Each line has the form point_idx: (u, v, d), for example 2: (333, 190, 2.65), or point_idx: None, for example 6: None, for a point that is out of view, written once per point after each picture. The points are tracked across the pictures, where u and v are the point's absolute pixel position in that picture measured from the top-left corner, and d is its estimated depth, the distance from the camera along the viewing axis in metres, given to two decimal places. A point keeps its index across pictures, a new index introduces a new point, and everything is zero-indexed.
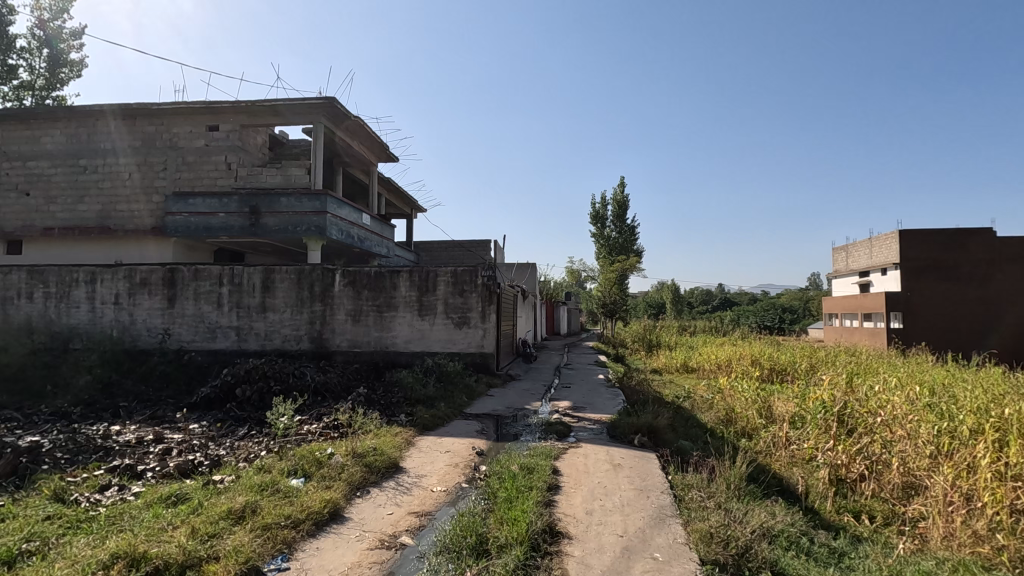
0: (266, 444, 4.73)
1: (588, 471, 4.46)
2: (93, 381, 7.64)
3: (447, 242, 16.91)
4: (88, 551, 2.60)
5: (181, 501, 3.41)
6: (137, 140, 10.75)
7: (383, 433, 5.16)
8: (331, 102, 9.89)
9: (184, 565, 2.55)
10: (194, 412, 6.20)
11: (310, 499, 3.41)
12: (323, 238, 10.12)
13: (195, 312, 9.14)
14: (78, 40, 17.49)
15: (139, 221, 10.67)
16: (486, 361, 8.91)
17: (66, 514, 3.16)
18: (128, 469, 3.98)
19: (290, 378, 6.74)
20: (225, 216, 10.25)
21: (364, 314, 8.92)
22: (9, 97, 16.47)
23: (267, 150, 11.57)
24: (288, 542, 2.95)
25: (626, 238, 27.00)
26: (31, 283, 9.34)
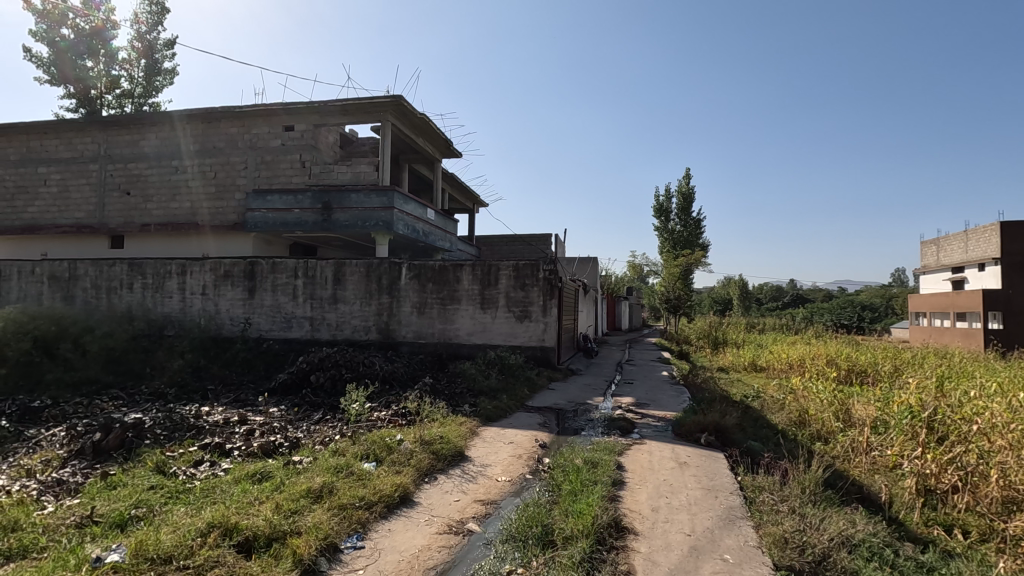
0: (340, 429, 4.97)
1: (652, 468, 4.39)
2: (185, 365, 8.28)
3: (509, 236, 17.04)
4: (187, 519, 2.83)
5: (265, 478, 3.66)
6: (221, 141, 11.50)
7: (448, 422, 5.30)
8: (397, 100, 10.15)
9: (270, 538, 2.73)
10: (273, 397, 6.59)
11: (382, 482, 3.55)
12: (390, 233, 10.44)
13: (272, 302, 9.70)
14: (171, 50, 18.90)
15: (223, 218, 11.44)
16: (547, 355, 8.93)
17: (167, 485, 3.46)
18: (217, 447, 4.30)
19: (361, 367, 7.01)
20: (299, 212, 10.77)
21: (429, 307, 9.16)
22: (112, 105, 18.06)
23: (338, 148, 12.06)
24: (363, 522, 3.10)
25: (691, 231, 26.20)
26: (131, 275, 10.23)
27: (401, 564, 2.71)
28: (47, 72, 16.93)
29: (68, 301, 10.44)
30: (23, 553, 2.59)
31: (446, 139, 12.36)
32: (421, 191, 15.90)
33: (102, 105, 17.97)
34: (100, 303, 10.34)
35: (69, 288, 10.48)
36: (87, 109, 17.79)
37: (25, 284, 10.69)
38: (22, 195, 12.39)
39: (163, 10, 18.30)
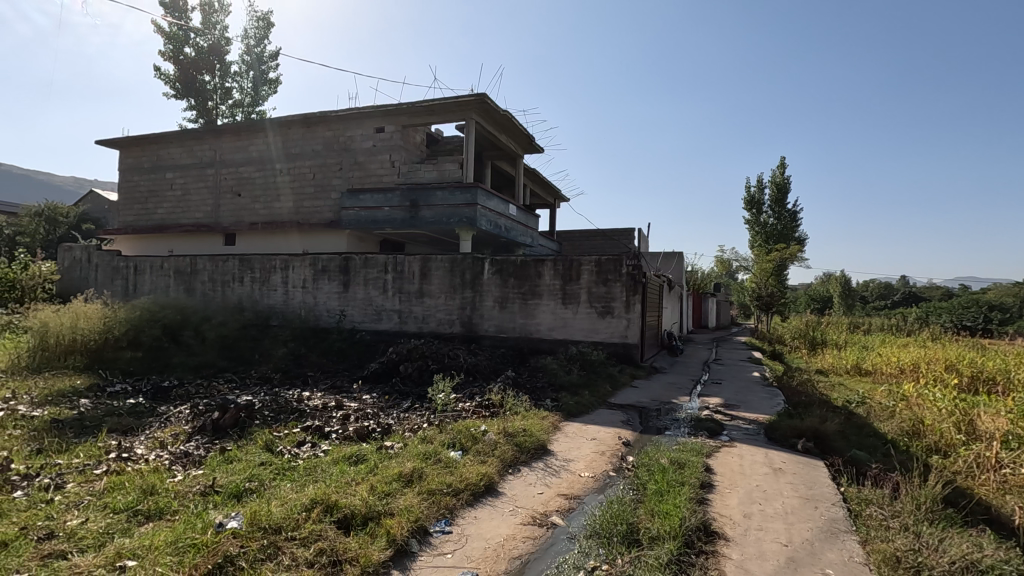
0: (428, 417, 5.16)
1: (743, 473, 4.18)
2: (288, 353, 8.95)
3: (590, 231, 16.86)
4: (293, 494, 3.07)
5: (360, 461, 3.88)
6: (318, 144, 12.27)
7: (531, 415, 5.34)
8: (481, 98, 10.32)
9: (366, 517, 2.90)
10: (366, 384, 6.97)
11: (468, 471, 3.65)
12: (473, 229, 10.67)
13: (364, 296, 10.25)
14: (275, 61, 20.39)
15: (321, 216, 12.21)
16: (630, 352, 8.75)
17: (276, 462, 3.76)
18: (318, 430, 4.63)
19: (446, 359, 7.24)
20: (389, 210, 11.26)
21: (511, 301, 9.27)
22: (226, 115, 19.83)
23: (425, 147, 12.47)
24: (450, 508, 3.20)
25: (786, 224, 24.60)
26: (242, 270, 11.20)
27: (487, 551, 2.77)
28: (172, 86, 18.82)
29: (190, 293, 11.61)
30: (159, 514, 2.93)
31: (528, 134, 12.42)
32: (503, 187, 16.11)
33: (218, 114, 19.67)
34: (216, 294, 11.42)
35: (190, 280, 11.66)
36: (205, 119, 19.50)
37: (155, 277, 12.02)
38: (153, 199, 13.95)
39: (268, 24, 19.80)
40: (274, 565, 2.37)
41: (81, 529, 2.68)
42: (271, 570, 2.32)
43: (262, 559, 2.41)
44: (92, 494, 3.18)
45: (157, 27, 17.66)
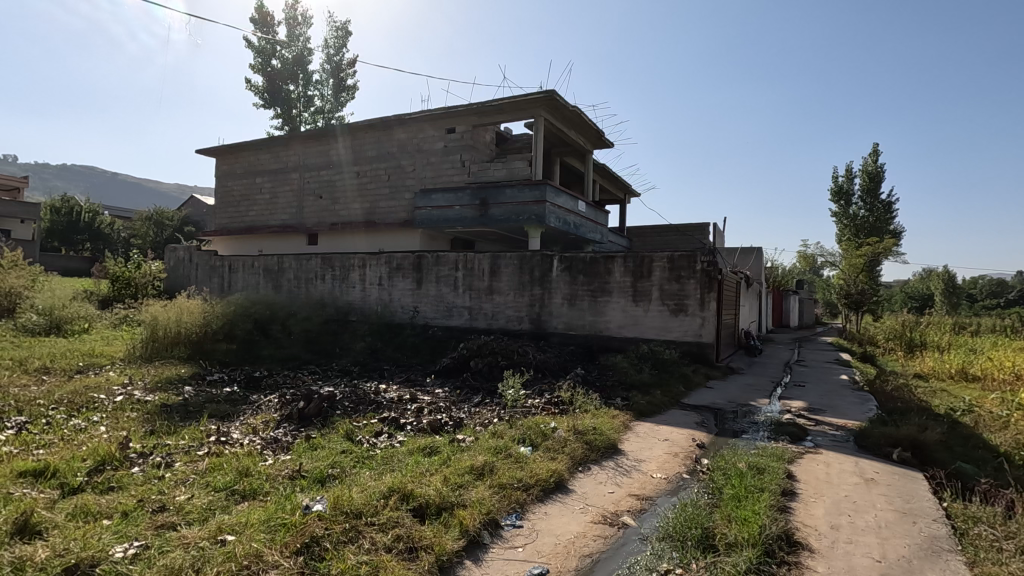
0: (498, 412, 5.24)
1: (830, 482, 3.93)
2: (365, 347, 9.37)
3: (662, 227, 16.40)
4: (372, 482, 3.22)
5: (434, 452, 4.01)
6: (393, 146, 12.72)
7: (601, 414, 5.28)
8: (549, 95, 10.30)
9: (440, 507, 2.99)
10: (438, 379, 7.18)
11: (539, 467, 3.67)
12: (542, 226, 10.67)
13: (436, 293, 10.53)
14: (353, 68, 21.35)
15: (395, 216, 12.67)
16: (704, 351, 8.44)
17: (356, 451, 3.96)
18: (394, 421, 4.82)
19: (515, 355, 7.31)
20: (459, 209, 11.50)
21: (580, 298, 9.20)
22: (309, 121, 21.00)
23: (494, 146, 12.62)
24: (521, 502, 3.24)
25: (878, 215, 22.80)
26: (324, 268, 11.83)
27: (558, 547, 2.78)
28: (261, 97, 20.15)
29: (277, 289, 12.43)
30: (253, 494, 3.17)
31: (597, 129, 12.25)
32: (572, 183, 16.01)
33: (301, 121, 20.84)
34: (300, 291, 12.14)
35: (278, 278, 12.46)
36: (290, 126, 20.69)
37: (247, 274, 12.96)
38: (245, 202, 15.03)
39: (346, 33, 20.77)
40: (355, 547, 2.50)
41: (187, 504, 2.95)
42: (352, 552, 2.44)
43: (345, 541, 2.54)
44: (196, 472, 3.49)
45: (248, 42, 18.99)
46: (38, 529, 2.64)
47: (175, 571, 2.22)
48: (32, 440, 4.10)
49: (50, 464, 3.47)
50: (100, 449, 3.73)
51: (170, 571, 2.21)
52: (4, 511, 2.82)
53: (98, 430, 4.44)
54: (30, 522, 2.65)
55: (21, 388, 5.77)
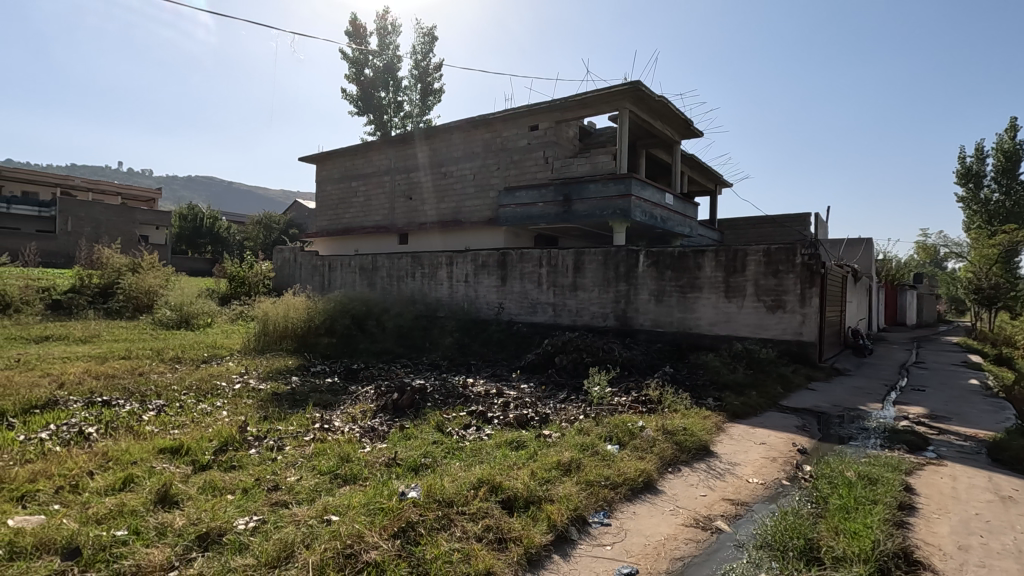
0: (584, 409, 5.22)
1: (958, 498, 3.53)
2: (453, 342, 9.67)
3: (757, 218, 15.49)
4: (461, 472, 3.33)
5: (521, 447, 4.07)
6: (478, 146, 12.99)
7: (692, 414, 5.10)
8: (634, 86, 10.03)
9: (528, 500, 3.03)
10: (523, 374, 7.27)
11: (626, 466, 3.62)
12: (627, 220, 10.45)
13: (521, 289, 10.65)
14: (439, 72, 22.03)
15: (480, 214, 12.93)
16: (805, 351, 7.87)
17: (446, 442, 4.11)
18: (482, 415, 4.95)
19: (601, 352, 7.22)
20: (543, 205, 11.53)
21: (668, 294, 8.92)
22: (398, 125, 21.95)
23: (578, 141, 12.52)
24: (609, 500, 3.21)
25: (1017, 199, 20.11)
26: (414, 266, 12.34)
27: (647, 548, 2.73)
28: (356, 105, 21.35)
29: (372, 287, 13.13)
30: (353, 478, 3.39)
31: (685, 119, 11.78)
32: (659, 176, 15.53)
33: (392, 126, 21.81)
34: (393, 288, 12.75)
35: (372, 276, 13.17)
36: (382, 131, 21.71)
37: (344, 273, 13.81)
38: (342, 205, 16.01)
39: (433, 38, 21.48)
40: (447, 535, 2.60)
41: (297, 485, 3.21)
42: (445, 540, 2.54)
43: (438, 528, 2.65)
44: (303, 456, 3.79)
45: (343, 54, 20.18)
46: (175, 499, 2.99)
47: (287, 545, 2.42)
48: (168, 421, 4.63)
49: (183, 443, 3.91)
50: (223, 431, 4.15)
51: (283, 545, 2.41)
52: (149, 481, 3.22)
53: (221, 414, 4.93)
54: (169, 492, 3.01)
55: (159, 375, 6.54)
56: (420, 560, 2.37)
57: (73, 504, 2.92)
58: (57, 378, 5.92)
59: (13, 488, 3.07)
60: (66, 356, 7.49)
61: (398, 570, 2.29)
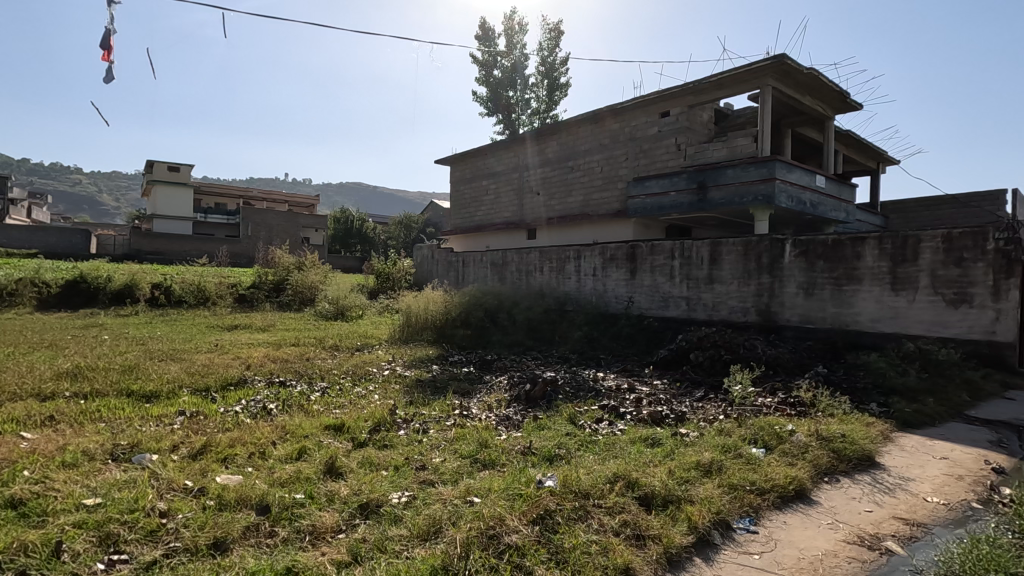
0: (724, 409, 4.93)
1: None
2: (582, 336, 9.67)
3: (932, 199, 13.40)
4: (596, 466, 3.33)
5: (656, 444, 3.95)
6: (606, 138, 12.79)
7: (852, 420, 4.57)
8: (779, 60, 9.17)
9: (667, 499, 2.95)
10: (656, 370, 7.06)
11: (774, 470, 3.35)
12: (771, 207, 9.62)
13: (651, 282, 10.32)
14: (565, 66, 22.06)
15: (609, 206, 12.73)
16: (1000, 353, 6.63)
17: (580, 434, 4.13)
18: (614, 410, 4.89)
19: (741, 348, 6.76)
20: (675, 194, 11.02)
21: (819, 287, 8.08)
22: (526, 123, 22.33)
23: (713, 125, 11.81)
24: (755, 507, 3.00)
25: None
26: (542, 260, 12.53)
27: (801, 562, 2.52)
28: (486, 106, 22.16)
29: (502, 281, 13.57)
30: (492, 464, 3.55)
31: (840, 91, 10.53)
32: (808, 156, 14.08)
33: (520, 124, 22.27)
34: (522, 282, 13.05)
35: (503, 270, 13.61)
36: (510, 130, 22.27)
37: (477, 268, 14.45)
38: (474, 203, 16.74)
39: (559, 33, 21.56)
40: (585, 526, 2.62)
41: (442, 466, 3.44)
42: (583, 531, 2.56)
43: (576, 518, 2.68)
44: (446, 439, 4.05)
45: (474, 58, 21.03)
46: (340, 470, 3.36)
47: (436, 520, 2.61)
48: (331, 401, 5.22)
49: (344, 421, 4.39)
50: (377, 413, 4.57)
51: (432, 521, 2.61)
52: (318, 453, 3.66)
53: (373, 397, 5.44)
54: (335, 464, 3.39)
55: (322, 360, 7.39)
56: (559, 548, 2.42)
57: (262, 468, 3.42)
58: (246, 361, 6.98)
59: (218, 451, 3.67)
60: (251, 342, 8.78)
61: (538, 555, 2.35)
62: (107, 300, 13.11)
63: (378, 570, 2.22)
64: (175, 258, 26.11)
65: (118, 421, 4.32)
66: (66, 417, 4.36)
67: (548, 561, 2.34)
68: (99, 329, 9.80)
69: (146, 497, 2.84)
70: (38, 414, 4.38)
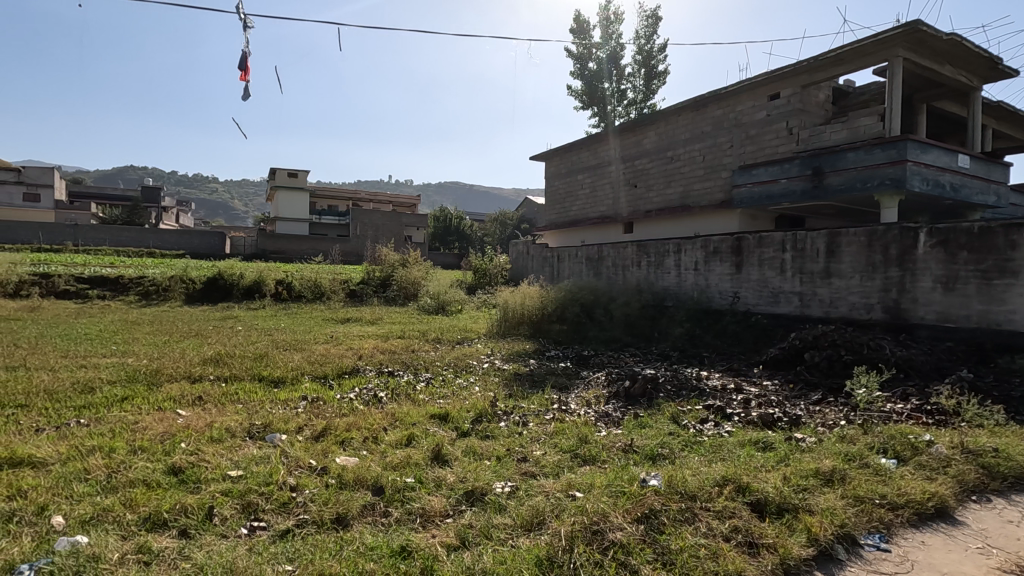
0: (846, 414, 4.51)
1: None
2: (684, 333, 9.31)
3: None
4: (703, 467, 3.20)
5: (768, 448, 3.72)
6: (708, 125, 12.19)
7: (1007, 432, 3.99)
8: (912, 27, 8.18)
9: (781, 507, 2.77)
10: (766, 370, 6.64)
11: (909, 484, 3.02)
12: (901, 192, 8.64)
13: (759, 277, 9.70)
14: (663, 53, 21.28)
15: (712, 197, 12.10)
16: None
17: (683, 434, 3.98)
18: (720, 410, 4.67)
19: (865, 349, 6.17)
20: (787, 181, 10.22)
21: (962, 281, 7.07)
22: (622, 114, 21.83)
23: (830, 104, 10.84)
24: (886, 523, 2.73)
25: None
26: (639, 255, 12.22)
27: None
28: (581, 100, 21.96)
29: (598, 276, 13.40)
30: (593, 460, 3.54)
31: (989, 57, 9.22)
32: (947, 134, 12.47)
33: (615, 116, 21.83)
34: (619, 277, 12.81)
35: (598, 265, 13.43)
36: (605, 122, 21.90)
37: (572, 263, 14.40)
38: (569, 198, 16.69)
39: (657, 19, 20.82)
40: (693, 528, 2.53)
41: (542, 459, 3.48)
42: (690, 533, 2.48)
43: (682, 520, 2.59)
44: (546, 433, 4.09)
45: (568, 51, 20.88)
46: (446, 458, 3.52)
47: (539, 512, 2.65)
48: (434, 392, 5.48)
49: (448, 411, 4.57)
50: (478, 405, 4.72)
51: (535, 512, 2.65)
52: (425, 441, 3.84)
53: (473, 389, 5.63)
54: (441, 452, 3.55)
55: (425, 353, 7.76)
56: (666, 549, 2.35)
57: (375, 452, 3.66)
58: (357, 351, 7.50)
59: (336, 434, 3.98)
60: (362, 334, 9.41)
61: (644, 554, 2.31)
62: (239, 295, 14.66)
63: (485, 555, 2.30)
64: (295, 256, 28.59)
65: (252, 403, 4.82)
66: (211, 398, 4.94)
67: (655, 562, 2.28)
68: (234, 321, 10.98)
69: (279, 472, 3.15)
70: (189, 394, 5.00)
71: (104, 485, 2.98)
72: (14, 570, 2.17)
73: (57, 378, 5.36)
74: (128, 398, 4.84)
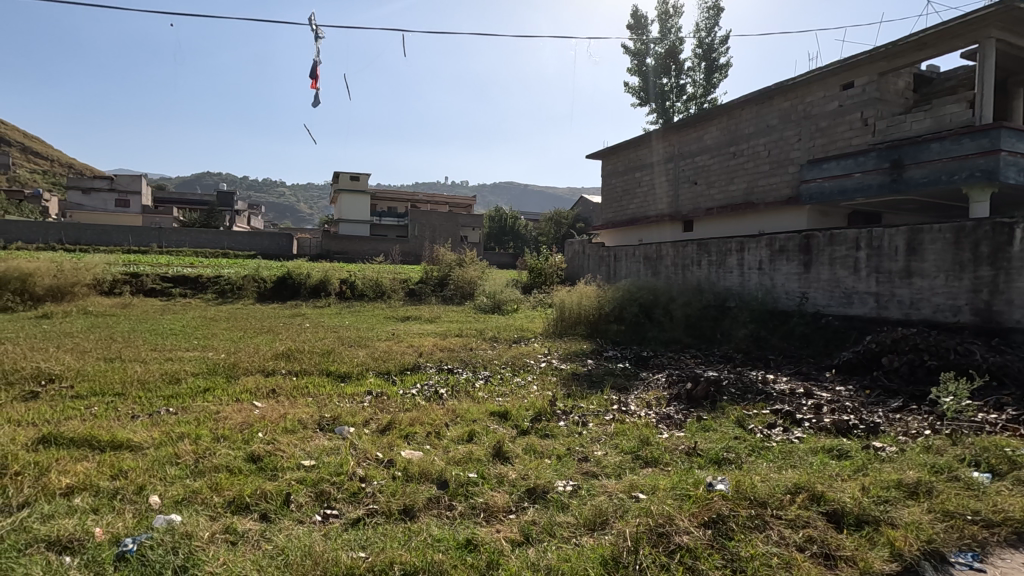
0: (931, 424, 4.21)
1: None
2: (748, 334, 8.99)
3: None
4: (774, 473, 3.09)
5: (843, 456, 3.54)
6: (774, 118, 11.69)
7: None
8: (1007, 5, 7.53)
9: (860, 519, 2.62)
10: (838, 374, 6.31)
11: (1007, 500, 2.79)
12: (994, 184, 7.95)
13: (831, 276, 9.23)
14: (725, 46, 20.55)
15: (778, 193, 11.59)
16: None
17: (750, 439, 3.86)
18: (789, 415, 4.48)
19: (952, 354, 5.74)
20: (862, 176, 9.65)
21: None
22: (681, 110, 21.26)
23: (911, 92, 10.14)
24: (979, 540, 2.53)
25: None
26: (700, 254, 11.89)
27: None
28: (638, 96, 21.57)
29: (656, 275, 13.13)
30: (655, 461, 3.48)
31: None
32: None
33: (674, 112, 21.27)
34: (678, 277, 12.51)
35: (657, 265, 13.16)
36: (664, 118, 21.38)
37: (629, 263, 14.21)
38: (626, 196, 16.44)
39: (718, 10, 20.13)
40: (764, 536, 2.45)
41: (603, 459, 3.46)
42: (761, 541, 2.40)
43: (752, 527, 2.51)
44: (606, 433, 4.06)
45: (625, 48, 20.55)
46: (507, 455, 3.54)
47: (602, 512, 2.64)
48: (494, 389, 5.54)
49: (507, 409, 4.62)
50: (537, 403, 4.74)
51: (598, 511, 2.64)
52: (486, 437, 3.91)
53: (532, 387, 5.67)
54: (502, 449, 3.59)
55: (483, 351, 7.86)
56: (735, 555, 2.29)
57: (438, 446, 3.75)
58: (418, 348, 7.70)
59: (401, 428, 4.11)
60: (422, 331, 9.66)
61: (711, 560, 2.26)
62: (307, 294, 15.37)
63: (549, 553, 2.31)
64: (357, 256, 29.63)
65: (321, 397, 5.05)
66: (284, 391, 5.21)
67: (724, 568, 2.23)
68: (302, 318, 11.55)
69: (348, 463, 3.29)
70: (264, 387, 5.29)
71: (193, 469, 3.21)
72: (119, 543, 2.37)
73: (148, 368, 5.83)
74: (210, 389, 5.18)
